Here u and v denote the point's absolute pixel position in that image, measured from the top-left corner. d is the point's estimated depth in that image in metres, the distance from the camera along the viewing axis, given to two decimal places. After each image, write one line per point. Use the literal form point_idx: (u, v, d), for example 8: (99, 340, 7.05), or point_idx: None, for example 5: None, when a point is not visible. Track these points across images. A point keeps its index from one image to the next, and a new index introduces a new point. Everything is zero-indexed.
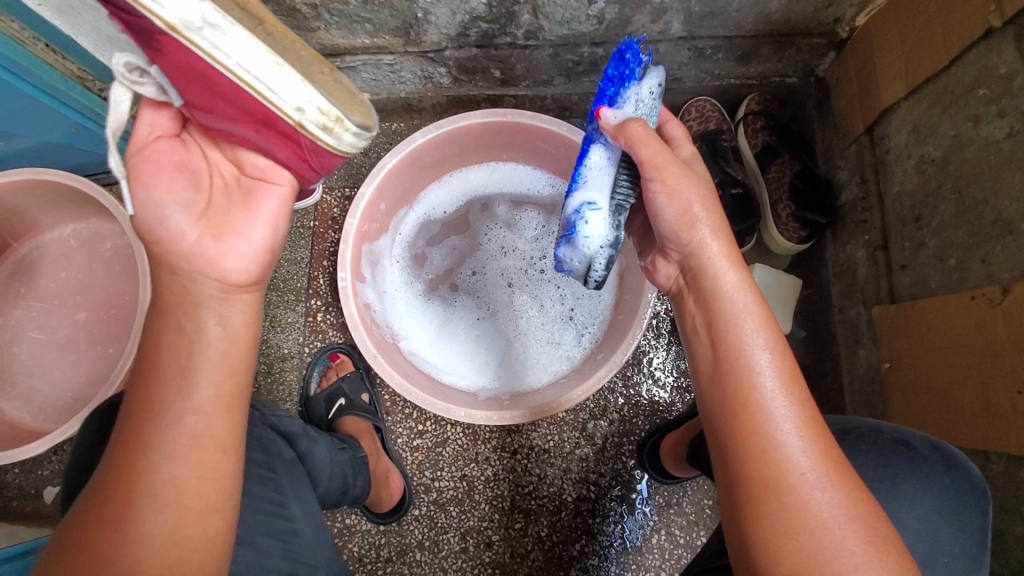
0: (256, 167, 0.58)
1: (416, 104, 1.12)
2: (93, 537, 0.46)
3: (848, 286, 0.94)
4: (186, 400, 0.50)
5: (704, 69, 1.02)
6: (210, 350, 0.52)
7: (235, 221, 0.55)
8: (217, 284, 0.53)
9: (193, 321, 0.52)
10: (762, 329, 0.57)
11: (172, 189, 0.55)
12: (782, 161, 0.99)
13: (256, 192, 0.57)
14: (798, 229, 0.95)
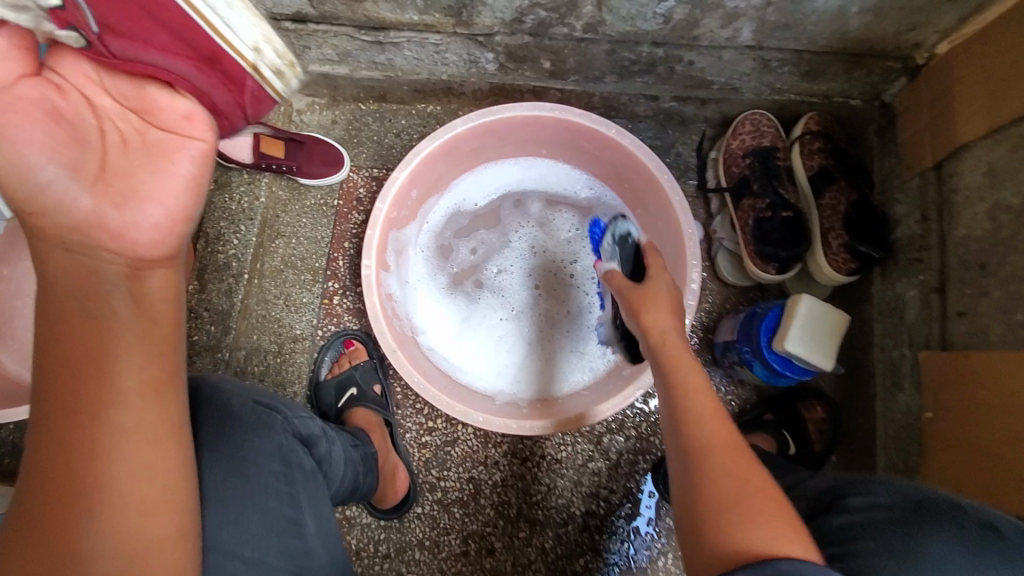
0: (171, 123, 0.54)
1: (456, 89, 1.06)
2: (43, 526, 0.45)
3: (893, 326, 0.90)
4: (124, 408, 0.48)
5: (765, 81, 0.97)
6: (121, 345, 0.50)
7: (140, 183, 0.53)
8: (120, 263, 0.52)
9: (98, 303, 0.50)
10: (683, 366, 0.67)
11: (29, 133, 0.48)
12: (838, 187, 0.94)
13: (170, 147, 0.54)
14: (848, 260, 0.91)
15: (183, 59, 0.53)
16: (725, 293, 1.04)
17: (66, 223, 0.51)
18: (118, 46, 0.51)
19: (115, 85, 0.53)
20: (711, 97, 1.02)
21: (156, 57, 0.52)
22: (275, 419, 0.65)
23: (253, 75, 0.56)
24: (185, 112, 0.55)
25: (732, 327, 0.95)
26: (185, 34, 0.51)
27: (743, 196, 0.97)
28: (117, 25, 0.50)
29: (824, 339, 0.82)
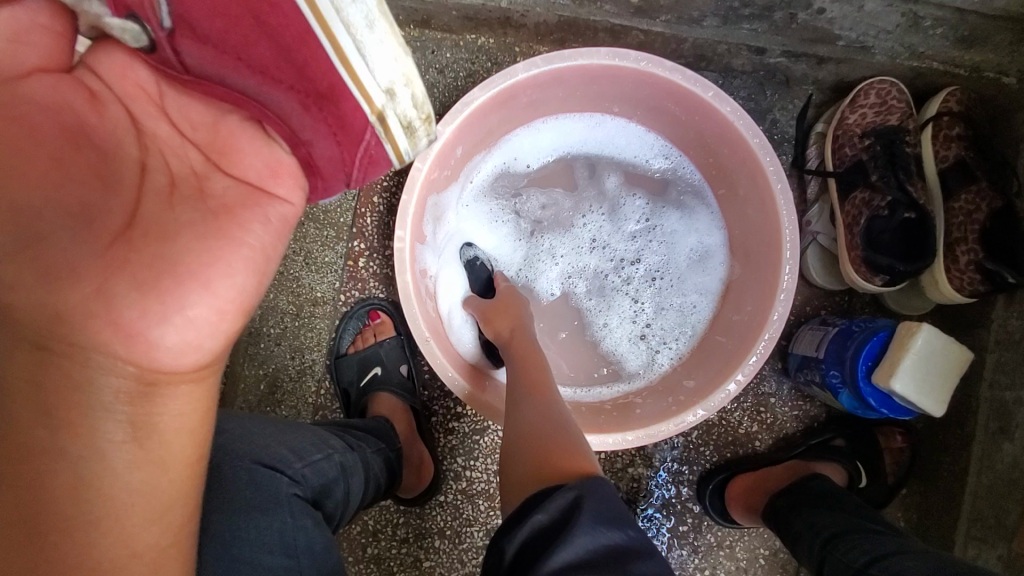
0: (247, 173, 0.48)
1: (516, 20, 0.86)
2: None
3: (1011, 362, 0.76)
4: (111, 532, 0.41)
5: (907, 42, 0.77)
6: (120, 471, 0.42)
7: (194, 263, 0.44)
8: (133, 373, 0.42)
9: (87, 401, 0.41)
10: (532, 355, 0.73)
11: (72, 185, 0.41)
12: (977, 189, 0.76)
13: (239, 206, 0.47)
14: (977, 281, 0.75)
15: (287, 92, 0.45)
16: (807, 293, 0.89)
17: (67, 299, 0.40)
18: (196, 54, 0.44)
19: (179, 111, 0.47)
20: (831, 57, 0.81)
21: (244, 80, 0.45)
22: (279, 483, 0.59)
23: (374, 126, 0.47)
24: (268, 164, 0.49)
25: (815, 341, 0.82)
26: (295, 54, 0.44)
27: (854, 187, 0.80)
28: (199, 32, 0.43)
29: (933, 379, 0.68)
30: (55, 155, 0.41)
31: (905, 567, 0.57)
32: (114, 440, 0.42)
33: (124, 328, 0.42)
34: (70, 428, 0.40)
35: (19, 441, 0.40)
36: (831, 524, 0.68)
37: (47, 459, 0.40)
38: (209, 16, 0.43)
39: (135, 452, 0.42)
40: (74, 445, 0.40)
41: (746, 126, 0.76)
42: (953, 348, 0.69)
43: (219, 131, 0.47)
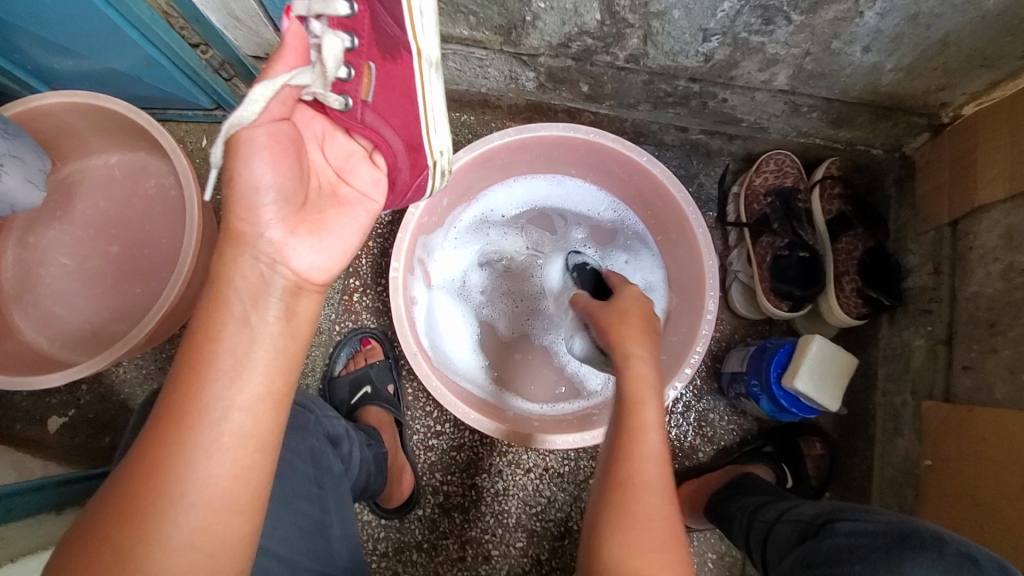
0: (361, 185, 0.62)
1: (492, 102, 1.08)
2: (181, 432, 0.47)
3: (896, 372, 0.93)
4: (249, 385, 0.49)
5: (792, 125, 0.99)
6: (265, 335, 0.51)
7: (334, 220, 0.57)
8: (287, 274, 0.53)
9: (254, 276, 0.51)
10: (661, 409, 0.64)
11: (280, 162, 0.52)
12: (854, 234, 0.98)
13: (355, 203, 0.60)
14: (860, 305, 0.95)
15: (403, 140, 0.65)
16: (736, 323, 1.08)
17: (248, 226, 0.52)
18: (372, 118, 0.61)
19: (325, 150, 0.61)
20: (738, 135, 1.04)
21: (391, 131, 0.63)
22: (309, 417, 0.69)
23: (430, 172, 0.73)
24: (372, 181, 0.63)
25: (740, 359, 0.98)
26: (409, 119, 0.66)
27: (762, 232, 1.01)
28: (378, 101, 0.61)
29: (831, 381, 0.85)
30: (273, 149, 0.52)
31: (803, 509, 0.70)
32: (268, 315, 0.51)
33: (284, 244, 0.52)
34: (251, 299, 0.51)
35: (211, 302, 0.50)
36: (757, 501, 0.81)
37: (230, 320, 0.50)
38: (377, 93, 0.61)
39: (279, 326, 0.52)
40: (248, 311, 0.50)
41: (670, 185, 0.95)
42: (840, 352, 0.86)
43: (350, 156, 0.63)
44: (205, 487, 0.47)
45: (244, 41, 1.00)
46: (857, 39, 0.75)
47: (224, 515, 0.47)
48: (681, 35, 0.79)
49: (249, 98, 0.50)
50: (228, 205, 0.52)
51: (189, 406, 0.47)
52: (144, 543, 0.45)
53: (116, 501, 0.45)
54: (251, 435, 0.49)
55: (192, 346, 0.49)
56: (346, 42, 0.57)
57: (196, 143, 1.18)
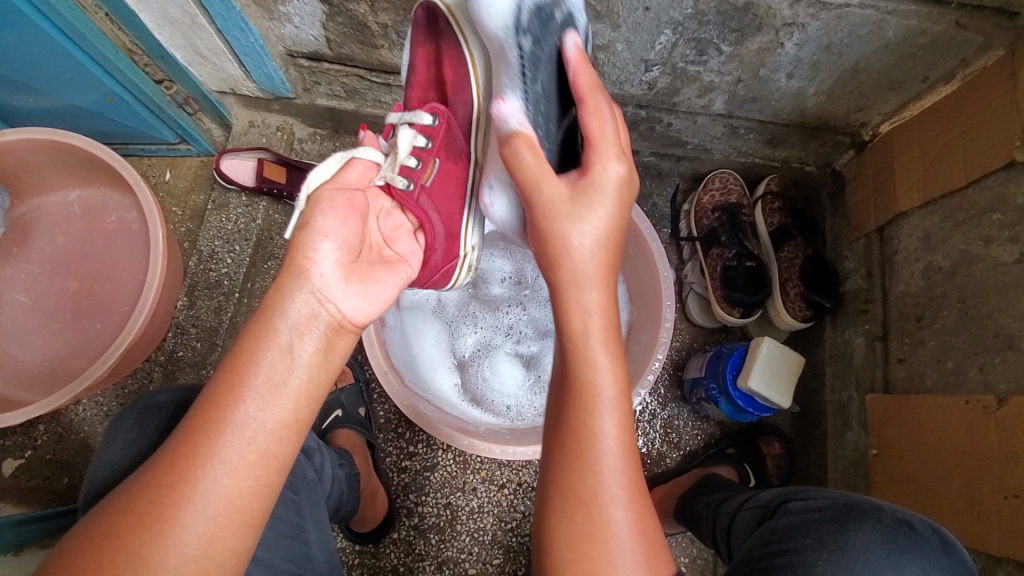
0: (399, 250, 0.68)
1: None
2: (208, 445, 0.47)
3: (842, 369, 1.01)
4: (279, 408, 0.50)
5: (733, 145, 1.06)
6: (303, 360, 0.51)
7: (377, 272, 0.60)
8: (334, 314, 0.54)
9: (300, 306, 0.52)
10: (620, 411, 0.57)
11: (348, 219, 0.56)
12: (795, 244, 1.06)
13: (397, 264, 0.64)
14: (804, 308, 1.03)
15: (438, 222, 0.72)
16: (694, 333, 1.14)
17: (305, 263, 0.53)
18: (423, 200, 0.69)
19: (381, 219, 0.67)
20: (684, 156, 1.11)
21: (430, 212, 0.70)
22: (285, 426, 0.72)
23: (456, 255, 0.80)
24: (410, 251, 0.70)
25: (699, 364, 1.03)
26: (447, 206, 0.74)
27: (711, 245, 1.08)
28: (428, 189, 0.70)
29: (781, 380, 0.91)
30: (342, 209, 0.56)
31: (761, 497, 0.77)
32: (310, 349, 0.52)
33: (337, 289, 0.54)
34: (300, 330, 0.52)
35: (259, 328, 0.51)
36: (720, 496, 0.86)
37: (274, 347, 0.50)
38: (433, 181, 0.71)
39: (319, 355, 0.52)
40: (294, 341, 0.51)
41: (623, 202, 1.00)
42: (785, 353, 0.92)
43: (397, 230, 0.69)
44: (226, 501, 0.47)
45: (208, 76, 1.03)
46: (781, 67, 0.83)
47: (239, 528, 0.48)
48: (625, 65, 0.86)
49: (323, 164, 0.59)
50: (292, 249, 0.53)
51: (220, 421, 0.48)
52: (160, 552, 0.45)
53: (135, 506, 0.46)
54: (273, 455, 0.50)
55: (231, 365, 0.50)
56: (422, 142, 0.67)
57: (160, 177, 1.18)
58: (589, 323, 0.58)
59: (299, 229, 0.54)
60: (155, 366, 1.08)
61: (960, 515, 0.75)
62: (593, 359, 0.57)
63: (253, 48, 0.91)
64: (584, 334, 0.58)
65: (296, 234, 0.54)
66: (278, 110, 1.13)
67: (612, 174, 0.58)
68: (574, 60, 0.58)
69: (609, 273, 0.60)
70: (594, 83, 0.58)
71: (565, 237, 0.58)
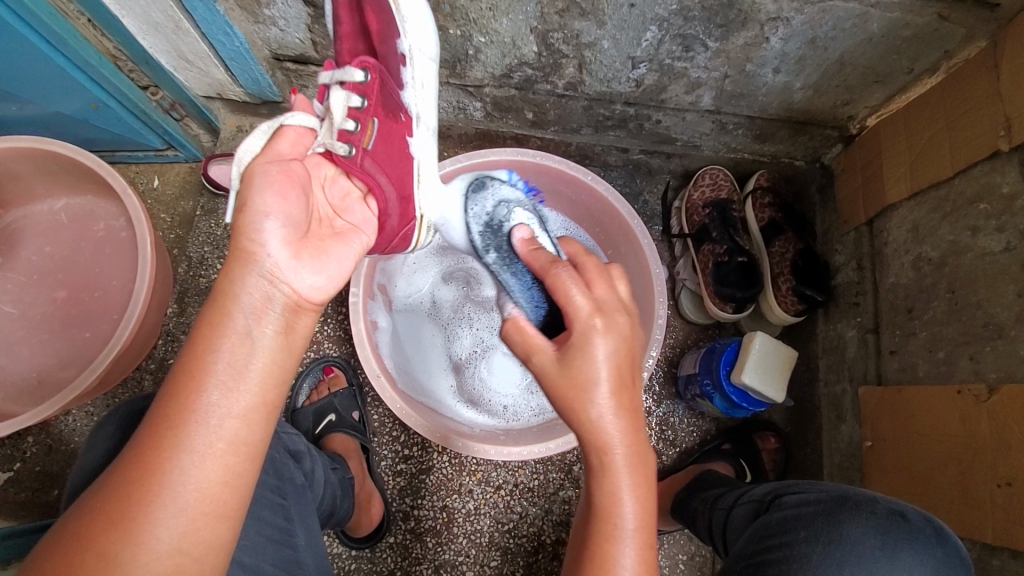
0: (354, 220, 0.65)
1: (443, 132, 1.14)
2: (173, 438, 0.47)
3: (836, 362, 1.01)
4: (244, 395, 0.49)
5: (722, 141, 1.06)
6: (266, 343, 0.51)
7: (327, 246, 0.58)
8: (288, 291, 0.53)
9: (253, 290, 0.51)
10: (642, 544, 0.55)
11: (288, 192, 0.54)
12: (786, 238, 1.06)
13: (350, 234, 0.63)
14: (796, 302, 1.03)
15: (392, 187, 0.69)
16: (688, 329, 1.14)
17: (252, 245, 0.52)
18: (370, 164, 0.65)
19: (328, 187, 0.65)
20: (674, 153, 1.11)
21: (381, 178, 0.67)
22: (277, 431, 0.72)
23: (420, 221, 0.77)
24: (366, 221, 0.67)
25: (694, 361, 1.03)
26: (399, 169, 0.71)
27: (703, 241, 1.09)
28: (375, 152, 0.67)
29: (775, 374, 0.91)
30: (279, 183, 0.54)
31: (754, 491, 0.77)
32: (267, 331, 0.51)
33: (286, 266, 0.53)
34: (253, 312, 0.51)
35: (213, 313, 0.50)
36: (715, 491, 0.86)
37: (231, 331, 0.50)
38: (377, 143, 0.67)
39: (280, 338, 0.52)
40: (249, 324, 0.50)
41: (614, 199, 0.99)
42: (778, 347, 0.92)
43: (346, 198, 0.66)
44: (196, 492, 0.47)
45: (194, 81, 1.02)
46: (767, 62, 0.84)
47: (211, 520, 0.48)
48: (612, 63, 0.86)
49: (253, 134, 0.57)
50: (235, 229, 0.52)
51: (186, 413, 0.47)
52: (130, 548, 0.45)
53: (104, 503, 0.46)
54: (243, 444, 0.49)
55: (189, 351, 0.49)
56: (357, 102, 0.65)
57: (148, 184, 1.17)
58: (615, 462, 0.56)
59: (236, 212, 0.53)
60: (145, 375, 1.07)
61: (956, 505, 0.75)
62: (618, 492, 0.55)
63: (238, 51, 0.90)
64: (612, 469, 0.56)
65: (236, 217, 0.53)
66: (267, 115, 1.13)
67: (591, 328, 0.57)
68: (526, 250, 0.69)
69: (630, 406, 0.58)
70: (546, 260, 0.63)
71: (570, 387, 0.57)
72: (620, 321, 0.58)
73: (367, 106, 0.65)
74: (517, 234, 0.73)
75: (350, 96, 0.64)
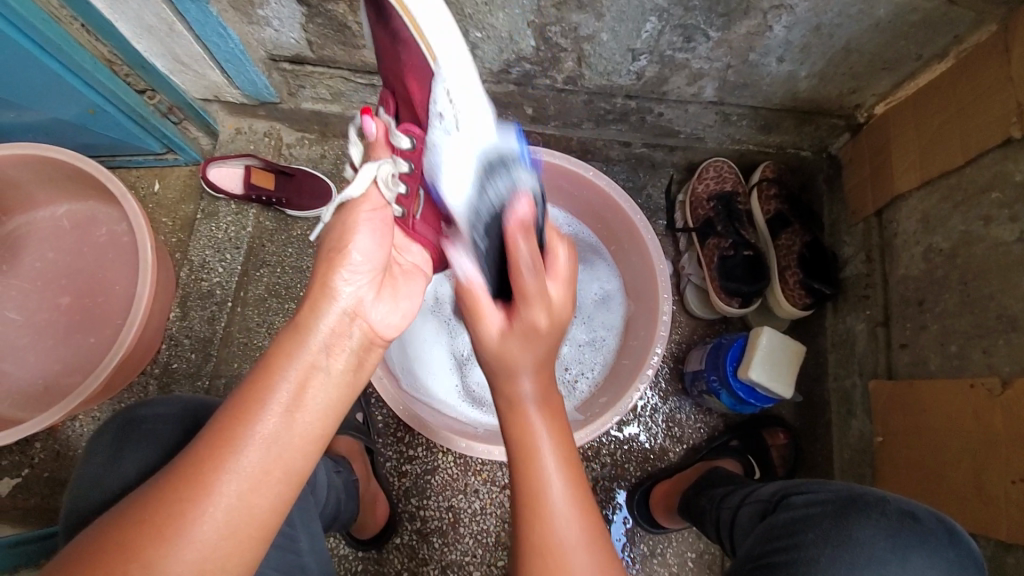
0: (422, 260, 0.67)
1: None
2: (224, 457, 0.46)
3: (845, 356, 1.00)
4: (305, 422, 0.49)
5: (726, 133, 1.04)
6: (330, 372, 0.51)
7: (402, 283, 0.60)
8: (366, 327, 0.54)
9: (327, 322, 0.52)
10: (576, 510, 0.55)
11: (380, 237, 0.56)
12: (792, 231, 1.05)
13: (415, 273, 0.64)
14: (804, 296, 1.01)
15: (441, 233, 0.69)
16: (694, 325, 1.12)
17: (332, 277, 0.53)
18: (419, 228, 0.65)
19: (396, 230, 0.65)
20: (678, 145, 1.09)
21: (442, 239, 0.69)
22: None
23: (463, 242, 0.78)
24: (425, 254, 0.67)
25: (699, 357, 1.01)
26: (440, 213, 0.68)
27: (708, 235, 1.07)
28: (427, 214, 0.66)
29: (782, 370, 0.90)
30: (378, 229, 0.56)
31: (761, 489, 0.77)
32: (340, 364, 0.51)
33: (365, 303, 0.55)
34: (330, 347, 0.51)
35: (289, 342, 0.50)
36: (724, 490, 0.85)
37: (302, 361, 0.50)
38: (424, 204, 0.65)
39: (345, 368, 0.52)
40: (323, 357, 0.50)
41: (616, 194, 0.98)
42: (787, 344, 0.91)
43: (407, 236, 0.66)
44: (244, 517, 0.46)
45: (191, 84, 1.01)
46: (771, 50, 0.81)
47: (255, 542, 0.47)
48: (612, 55, 0.85)
49: (360, 175, 0.56)
50: (324, 260, 0.54)
51: (241, 433, 0.47)
52: (177, 563, 0.44)
53: (145, 520, 0.45)
54: (296, 471, 0.49)
55: (260, 375, 0.49)
56: (403, 144, 0.60)
57: (149, 188, 1.17)
58: (537, 435, 0.57)
59: (331, 254, 0.54)
60: (150, 379, 1.07)
61: (970, 503, 0.73)
62: (545, 475, 0.56)
63: (233, 53, 0.89)
64: (526, 433, 0.57)
65: (326, 256, 0.54)
66: (265, 116, 1.12)
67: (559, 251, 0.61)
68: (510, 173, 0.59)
69: (553, 409, 0.60)
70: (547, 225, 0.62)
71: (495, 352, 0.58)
72: (565, 315, 0.60)
73: (414, 171, 0.61)
74: (519, 206, 0.57)
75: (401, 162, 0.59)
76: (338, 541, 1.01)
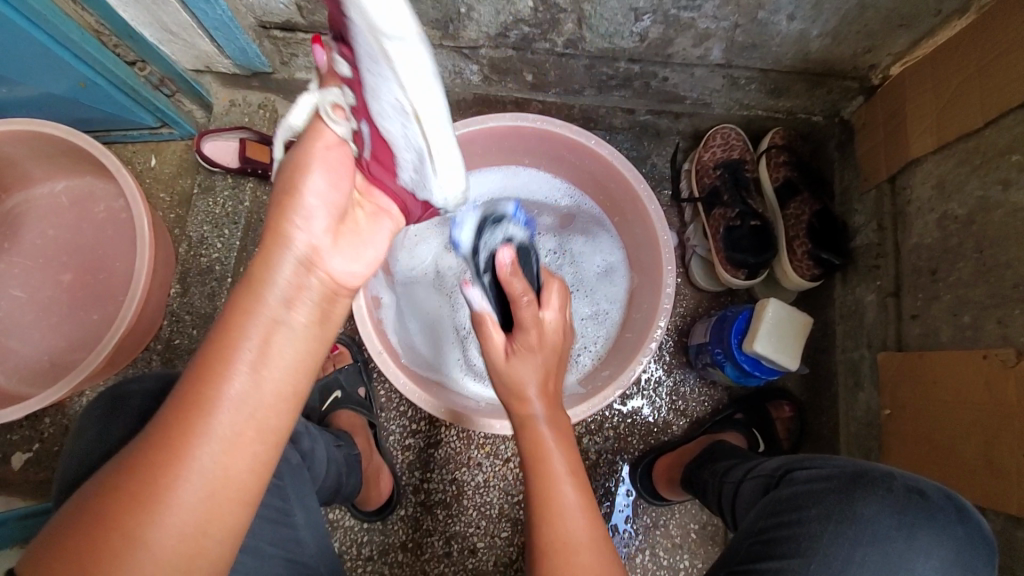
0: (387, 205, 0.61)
1: None
2: (191, 421, 0.46)
3: (853, 328, 0.98)
4: (270, 378, 0.48)
5: (734, 98, 1.00)
6: (293, 329, 0.50)
7: (364, 233, 0.57)
8: (325, 277, 0.52)
9: (277, 276, 0.50)
10: (580, 497, 0.60)
11: (338, 178, 0.53)
12: (801, 199, 1.02)
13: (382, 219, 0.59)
14: (812, 266, 0.99)
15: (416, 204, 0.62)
16: (698, 297, 1.10)
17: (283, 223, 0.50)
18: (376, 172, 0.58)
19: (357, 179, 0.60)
20: (683, 112, 1.05)
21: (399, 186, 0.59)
22: None
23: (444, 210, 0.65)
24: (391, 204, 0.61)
25: (704, 330, 1.00)
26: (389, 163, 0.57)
27: (713, 206, 1.04)
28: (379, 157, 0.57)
29: (788, 342, 0.88)
30: (334, 168, 0.53)
31: (764, 464, 0.75)
32: (304, 317, 0.50)
33: (324, 251, 0.52)
34: (290, 299, 0.50)
35: (248, 296, 0.49)
36: (728, 463, 0.84)
37: (263, 315, 0.49)
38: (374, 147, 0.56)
39: (311, 326, 0.51)
40: (284, 311, 0.49)
41: (619, 163, 0.94)
42: (795, 317, 0.89)
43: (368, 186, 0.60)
44: (221, 481, 0.47)
45: (181, 54, 0.99)
46: (780, 8, 0.77)
47: (235, 507, 0.47)
48: (614, 16, 0.81)
49: (300, 104, 0.54)
50: (277, 206, 0.51)
51: (212, 396, 0.47)
52: (157, 531, 0.45)
53: (124, 486, 0.45)
54: (270, 430, 0.49)
55: (222, 335, 0.48)
56: (346, 71, 0.53)
57: (145, 163, 1.16)
58: (539, 426, 0.65)
59: (284, 204, 0.51)
60: (153, 355, 1.08)
61: (978, 476, 0.72)
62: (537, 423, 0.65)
63: (221, 20, 0.86)
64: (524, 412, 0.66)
65: (281, 205, 0.51)
66: (258, 87, 1.10)
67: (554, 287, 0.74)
68: None
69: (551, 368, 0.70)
70: None
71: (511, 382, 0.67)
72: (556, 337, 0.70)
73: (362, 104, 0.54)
74: None
75: (343, 93, 0.53)
76: (342, 513, 1.02)
